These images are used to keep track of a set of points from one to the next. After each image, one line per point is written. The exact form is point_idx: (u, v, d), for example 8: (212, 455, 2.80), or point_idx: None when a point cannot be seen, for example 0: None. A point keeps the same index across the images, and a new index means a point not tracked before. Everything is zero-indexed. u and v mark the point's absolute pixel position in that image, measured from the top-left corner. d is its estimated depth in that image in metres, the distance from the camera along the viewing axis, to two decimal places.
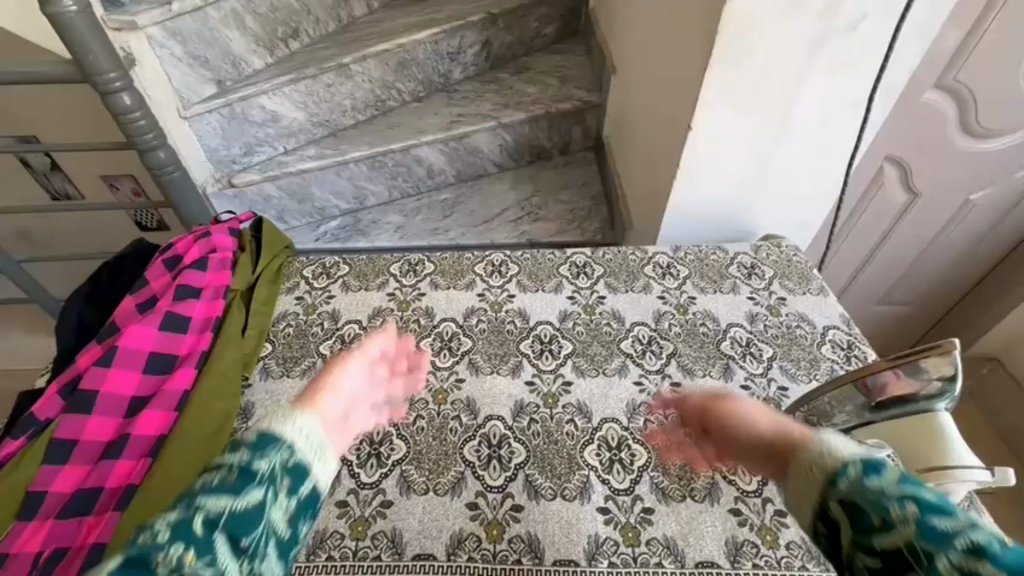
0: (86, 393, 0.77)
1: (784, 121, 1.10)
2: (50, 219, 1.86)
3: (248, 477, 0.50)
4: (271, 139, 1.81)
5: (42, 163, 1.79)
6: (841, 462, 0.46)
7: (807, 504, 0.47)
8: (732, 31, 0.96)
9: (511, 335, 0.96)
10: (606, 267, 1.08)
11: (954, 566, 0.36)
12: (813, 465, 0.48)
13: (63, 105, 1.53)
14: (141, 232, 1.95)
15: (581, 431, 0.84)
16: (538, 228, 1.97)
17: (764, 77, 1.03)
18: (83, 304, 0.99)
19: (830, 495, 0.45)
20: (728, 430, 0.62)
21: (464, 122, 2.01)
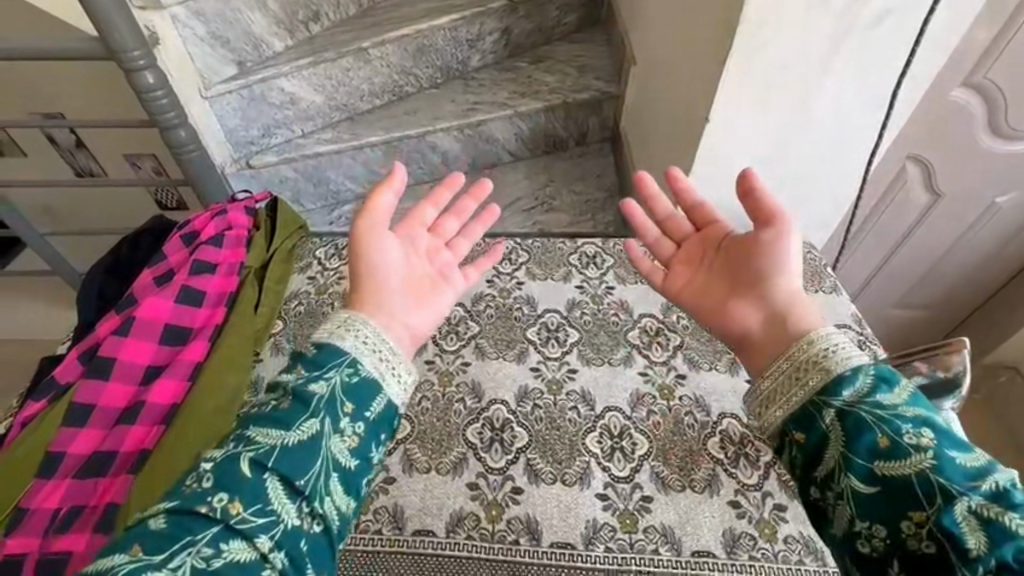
0: (105, 359, 0.79)
1: (802, 118, 1.08)
2: (75, 194, 1.90)
3: (303, 406, 0.53)
4: (289, 121, 1.83)
5: (68, 140, 1.83)
6: (851, 368, 0.54)
7: (790, 390, 0.57)
8: (752, 24, 0.94)
9: (519, 321, 0.97)
10: (617, 258, 1.08)
11: (970, 505, 0.44)
12: (812, 362, 0.57)
13: (90, 83, 1.56)
14: (160, 210, 1.99)
15: (583, 418, 0.84)
16: (551, 219, 1.97)
17: (782, 73, 1.01)
18: (105, 277, 1.02)
19: (818, 393, 0.54)
20: (746, 287, 0.68)
21: (481, 110, 2.01)
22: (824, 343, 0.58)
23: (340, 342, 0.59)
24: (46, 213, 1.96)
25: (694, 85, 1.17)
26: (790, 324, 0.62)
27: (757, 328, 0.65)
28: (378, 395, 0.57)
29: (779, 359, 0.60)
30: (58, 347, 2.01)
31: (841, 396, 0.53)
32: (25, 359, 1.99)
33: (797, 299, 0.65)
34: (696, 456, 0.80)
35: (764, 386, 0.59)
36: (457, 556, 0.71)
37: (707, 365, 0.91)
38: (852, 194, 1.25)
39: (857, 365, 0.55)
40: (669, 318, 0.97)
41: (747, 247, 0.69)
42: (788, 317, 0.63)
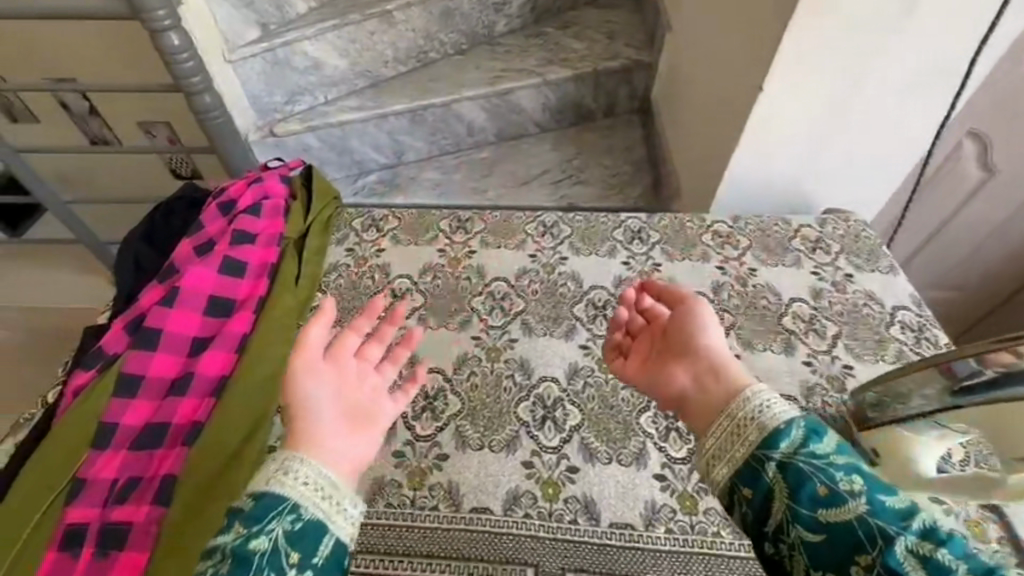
0: (150, 329, 0.77)
1: (860, 87, 1.06)
2: (94, 163, 1.87)
3: (244, 565, 0.46)
4: (312, 88, 1.78)
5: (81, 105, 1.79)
6: (783, 422, 0.55)
7: (732, 447, 0.56)
8: None
9: (565, 297, 0.95)
10: (662, 234, 1.05)
11: (909, 546, 0.43)
12: (749, 418, 0.57)
13: (107, 44, 1.51)
14: (174, 180, 1.94)
15: (636, 398, 0.82)
16: (579, 192, 1.91)
17: (839, 41, 0.99)
18: (142, 246, 1.01)
19: (756, 447, 0.54)
20: (679, 356, 0.70)
21: (508, 77, 1.95)
22: (755, 400, 0.58)
23: (280, 489, 0.52)
24: (68, 183, 1.94)
25: (739, 55, 1.14)
26: (718, 384, 0.63)
27: (691, 389, 0.65)
28: (325, 536, 0.51)
29: (718, 418, 0.60)
30: (85, 317, 2.02)
31: (778, 448, 0.53)
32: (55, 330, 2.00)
33: (727, 361, 0.66)
34: None
35: (707, 444, 0.59)
36: (516, 535, 0.71)
37: (760, 346, 0.89)
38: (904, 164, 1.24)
39: (785, 419, 0.55)
40: (719, 297, 0.95)
41: (681, 327, 0.73)
42: (718, 376, 0.64)
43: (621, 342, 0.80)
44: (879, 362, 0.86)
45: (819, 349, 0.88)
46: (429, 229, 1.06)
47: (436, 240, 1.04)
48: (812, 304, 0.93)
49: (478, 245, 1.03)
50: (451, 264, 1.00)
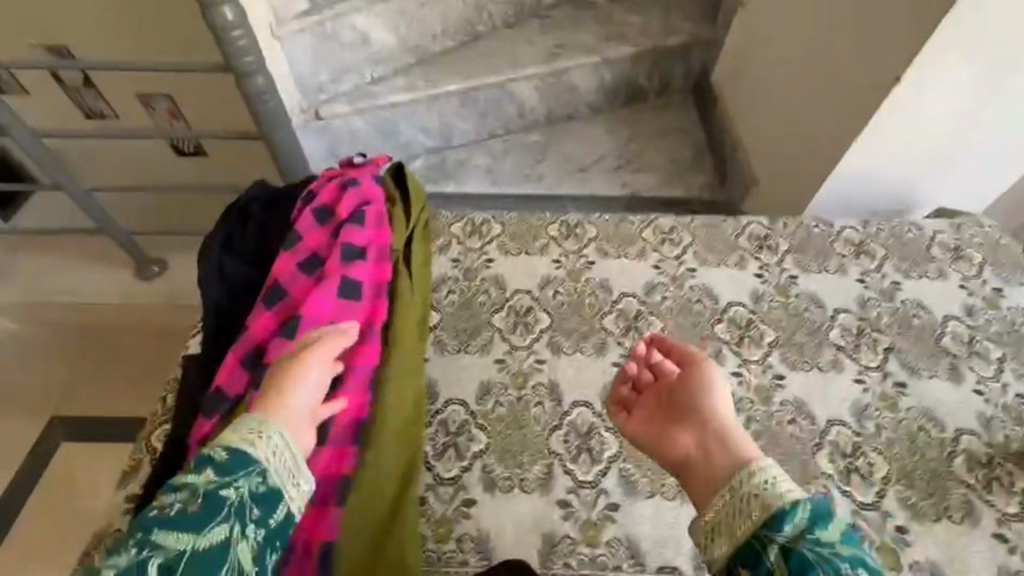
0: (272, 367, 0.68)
1: (998, 84, 1.01)
2: (113, 146, 1.72)
3: (212, 510, 0.50)
4: (359, 65, 1.64)
5: (75, 78, 1.65)
6: (789, 501, 0.51)
7: (734, 522, 0.52)
8: None
9: (703, 316, 0.86)
10: (790, 241, 0.97)
11: None
12: (753, 493, 0.53)
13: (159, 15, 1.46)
14: (171, 160, 1.76)
15: (807, 433, 0.74)
16: (641, 180, 1.79)
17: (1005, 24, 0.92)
18: (224, 253, 0.88)
19: (758, 526, 0.51)
20: (684, 417, 0.64)
21: (564, 55, 1.81)
22: (762, 476, 0.54)
23: (256, 449, 0.55)
24: (87, 169, 1.78)
25: (864, 37, 1.04)
26: (721, 457, 0.58)
27: (694, 457, 0.60)
28: (282, 501, 0.55)
29: (720, 492, 0.56)
30: (109, 313, 1.88)
31: (782, 532, 0.49)
32: (81, 328, 1.87)
33: (735, 430, 0.61)
34: (945, 479, 0.70)
35: (708, 517, 0.55)
36: None
37: (923, 371, 0.82)
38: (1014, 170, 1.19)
39: (795, 500, 0.51)
40: (869, 314, 0.87)
41: (689, 388, 0.66)
42: (724, 449, 0.59)
43: (623, 395, 0.72)
44: None
45: (988, 375, 0.81)
46: (538, 235, 0.97)
47: (548, 248, 0.95)
48: (967, 323, 0.87)
49: (595, 254, 0.93)
50: (570, 276, 0.91)
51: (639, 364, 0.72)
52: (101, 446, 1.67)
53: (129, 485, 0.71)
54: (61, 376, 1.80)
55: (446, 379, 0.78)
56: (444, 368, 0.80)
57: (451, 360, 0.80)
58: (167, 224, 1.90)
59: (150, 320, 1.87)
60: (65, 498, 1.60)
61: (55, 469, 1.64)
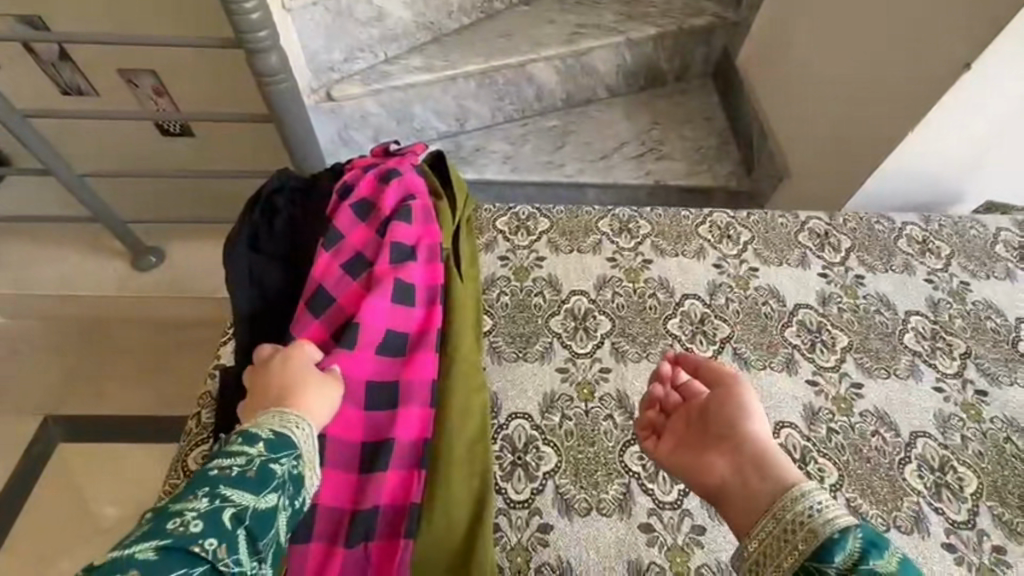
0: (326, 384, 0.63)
1: None
2: (104, 128, 1.60)
3: (267, 478, 0.49)
4: (373, 43, 1.54)
5: (50, 50, 1.52)
6: (839, 528, 0.44)
7: (778, 552, 0.45)
8: None
9: (771, 320, 0.82)
10: (852, 238, 0.92)
11: None
12: (796, 519, 0.46)
13: None
14: (160, 143, 1.64)
15: (892, 446, 0.70)
16: (665, 168, 1.72)
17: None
18: (253, 253, 0.80)
19: (808, 557, 0.43)
20: (719, 440, 0.57)
21: (587, 35, 1.72)
22: (803, 501, 0.47)
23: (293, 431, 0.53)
24: (77, 152, 1.66)
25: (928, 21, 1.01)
26: (757, 479, 0.51)
27: (728, 482, 0.53)
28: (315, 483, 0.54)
29: (760, 516, 0.48)
30: (101, 307, 1.77)
31: (834, 564, 0.42)
32: (76, 322, 1.77)
33: (772, 449, 0.54)
34: None
35: (750, 548, 0.47)
36: None
37: (1001, 378, 0.78)
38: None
39: (843, 524, 0.44)
40: (941, 317, 0.83)
41: (722, 407, 0.59)
42: (763, 472, 0.51)
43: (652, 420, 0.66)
44: None
45: None
46: (589, 232, 0.90)
47: (601, 245, 0.89)
48: None
49: (652, 252, 0.88)
50: (626, 276, 0.85)
51: (664, 386, 0.67)
52: (101, 448, 1.59)
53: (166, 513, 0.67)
54: (56, 374, 1.70)
55: (508, 390, 0.73)
56: (505, 378, 0.75)
57: (511, 370, 0.75)
58: (165, 211, 1.79)
59: (149, 313, 1.77)
60: (66, 502, 1.52)
61: (53, 471, 1.56)
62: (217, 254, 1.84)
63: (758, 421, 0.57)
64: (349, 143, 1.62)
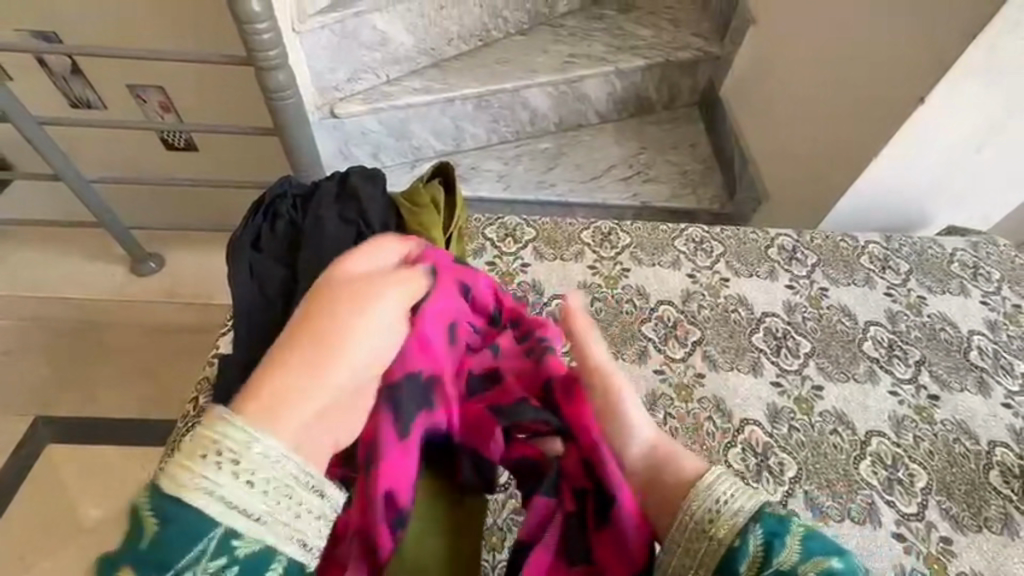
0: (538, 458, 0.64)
1: (1007, 111, 1.09)
2: (114, 137, 1.67)
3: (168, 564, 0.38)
4: (376, 65, 1.63)
5: (61, 65, 1.60)
6: (737, 533, 0.51)
7: (694, 559, 0.53)
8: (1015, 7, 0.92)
9: (740, 326, 0.87)
10: (819, 254, 0.98)
11: None
12: (704, 527, 0.53)
13: (168, 6, 1.43)
14: (165, 154, 1.72)
15: (848, 443, 0.75)
16: (651, 190, 1.80)
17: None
18: (253, 253, 0.86)
19: (717, 562, 0.51)
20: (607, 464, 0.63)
21: (578, 63, 1.82)
22: (705, 496, 0.55)
23: (202, 509, 0.39)
24: (86, 159, 1.73)
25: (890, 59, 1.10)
26: (667, 487, 0.58)
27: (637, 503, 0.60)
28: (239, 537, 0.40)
29: (672, 524, 0.55)
30: (97, 310, 1.80)
31: (742, 571, 0.50)
32: (73, 324, 1.80)
33: (657, 445, 0.62)
34: (982, 490, 0.72)
35: (666, 559, 0.55)
36: None
37: (953, 385, 0.83)
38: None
39: (744, 523, 0.51)
40: (899, 327, 0.89)
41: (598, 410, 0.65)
42: (657, 480, 0.59)
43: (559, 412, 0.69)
44: None
45: (1016, 390, 0.83)
46: (572, 242, 0.96)
47: (583, 254, 0.95)
48: (992, 338, 0.89)
49: (630, 261, 0.93)
50: (604, 282, 0.91)
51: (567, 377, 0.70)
52: (89, 450, 1.59)
53: None
54: (51, 375, 1.72)
55: None
56: None
57: None
58: (168, 218, 1.84)
59: (144, 317, 1.80)
60: (51, 503, 1.51)
61: (41, 472, 1.56)
62: (215, 261, 1.89)
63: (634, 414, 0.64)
64: (349, 158, 1.70)
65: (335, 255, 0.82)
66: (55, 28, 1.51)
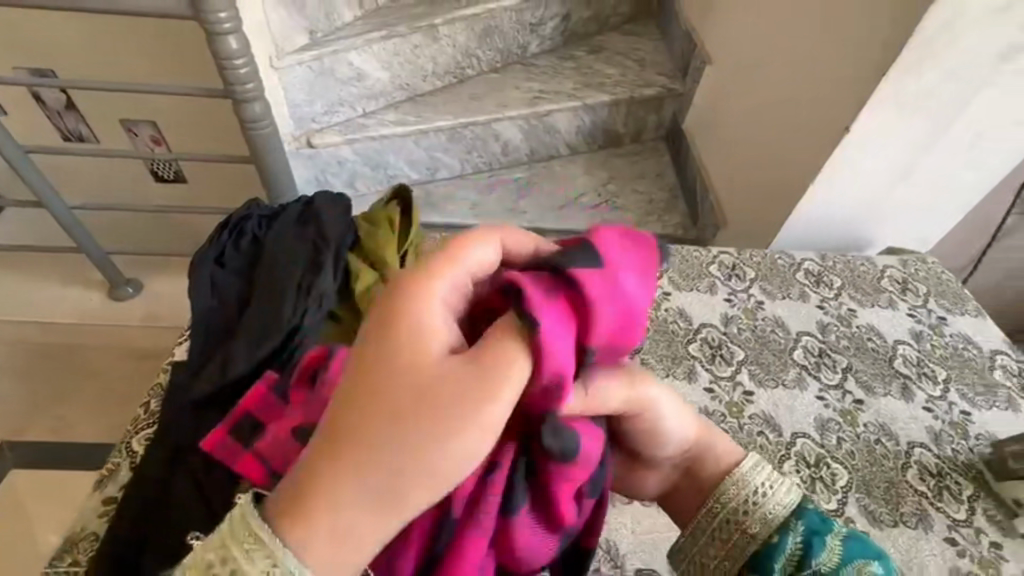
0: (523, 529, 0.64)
1: (934, 139, 1.15)
2: (104, 168, 1.75)
3: None
4: (352, 99, 1.71)
5: (56, 100, 1.68)
6: (777, 531, 0.55)
7: (728, 549, 0.56)
8: (915, 49, 0.99)
9: (678, 335, 0.92)
10: (757, 270, 1.03)
11: None
12: (747, 522, 0.55)
13: (154, 43, 1.53)
14: (147, 182, 1.78)
15: (774, 444, 0.79)
16: (618, 217, 1.89)
17: (941, 83, 1.06)
18: (216, 269, 0.91)
19: (753, 555, 0.55)
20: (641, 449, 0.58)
21: (546, 99, 1.93)
22: (746, 485, 0.57)
23: None
24: (68, 187, 1.78)
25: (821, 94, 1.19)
26: (701, 476, 0.58)
27: (665, 486, 0.60)
28: None
29: (706, 514, 0.57)
30: (72, 335, 1.83)
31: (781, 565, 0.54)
32: (45, 348, 1.81)
33: (694, 442, 0.58)
34: (899, 488, 0.76)
35: (694, 543, 0.58)
36: None
37: (878, 390, 0.88)
38: (976, 199, 1.31)
39: (785, 520, 0.55)
40: (829, 337, 0.94)
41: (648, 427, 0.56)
42: (701, 472, 0.58)
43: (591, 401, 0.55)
44: (993, 408, 0.87)
45: (936, 395, 0.87)
46: None
47: None
48: (916, 347, 0.94)
49: None
50: None
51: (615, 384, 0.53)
52: (54, 473, 1.58)
53: (107, 487, 0.76)
54: (19, 401, 1.72)
55: None
56: None
57: None
58: (148, 244, 1.89)
59: (118, 341, 1.82)
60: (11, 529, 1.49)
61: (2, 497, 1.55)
62: None
63: (680, 415, 0.56)
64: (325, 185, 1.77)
65: (290, 268, 0.86)
66: (50, 65, 1.60)
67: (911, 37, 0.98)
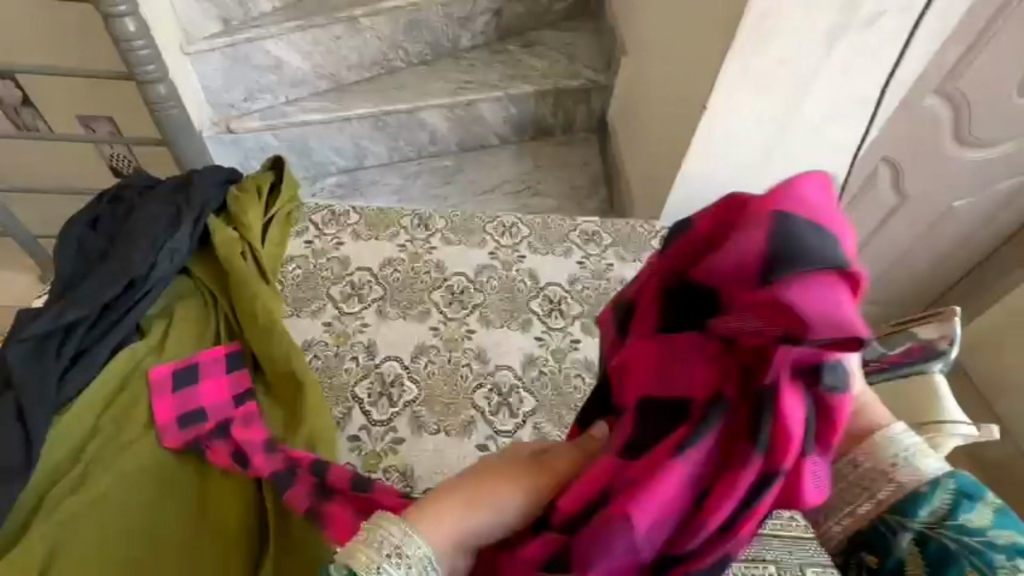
0: (290, 469, 0.78)
1: (793, 117, 1.19)
2: (48, 150, 1.83)
3: None
4: (273, 87, 1.80)
5: (14, 98, 1.76)
6: (914, 491, 0.54)
7: (857, 499, 0.56)
8: (751, 27, 1.06)
9: (522, 292, 1.00)
10: (614, 236, 1.09)
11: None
12: (893, 466, 0.56)
13: (73, 32, 1.59)
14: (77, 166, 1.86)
15: (588, 386, 0.92)
16: (538, 202, 1.97)
17: (785, 60, 1.11)
18: (85, 232, 0.97)
19: (891, 510, 0.55)
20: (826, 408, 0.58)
21: (471, 89, 1.97)
22: (895, 445, 0.57)
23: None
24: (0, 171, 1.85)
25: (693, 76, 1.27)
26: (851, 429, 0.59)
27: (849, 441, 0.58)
28: None
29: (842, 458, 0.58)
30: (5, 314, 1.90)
31: (916, 518, 0.53)
32: None
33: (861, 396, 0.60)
34: None
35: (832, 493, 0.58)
36: None
37: None
38: (837, 177, 1.37)
39: (936, 477, 0.55)
40: None
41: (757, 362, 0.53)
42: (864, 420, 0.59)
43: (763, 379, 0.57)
44: None
45: None
46: (391, 224, 1.06)
47: (397, 235, 1.05)
48: None
49: (439, 241, 1.04)
50: (411, 258, 1.03)
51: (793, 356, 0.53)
52: None
53: None
54: None
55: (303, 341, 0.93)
56: (297, 330, 0.94)
57: (300, 324, 0.95)
58: None
59: None
60: None
61: None
62: None
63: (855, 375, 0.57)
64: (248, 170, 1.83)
65: (149, 227, 0.94)
66: None
67: (744, 14, 1.05)
